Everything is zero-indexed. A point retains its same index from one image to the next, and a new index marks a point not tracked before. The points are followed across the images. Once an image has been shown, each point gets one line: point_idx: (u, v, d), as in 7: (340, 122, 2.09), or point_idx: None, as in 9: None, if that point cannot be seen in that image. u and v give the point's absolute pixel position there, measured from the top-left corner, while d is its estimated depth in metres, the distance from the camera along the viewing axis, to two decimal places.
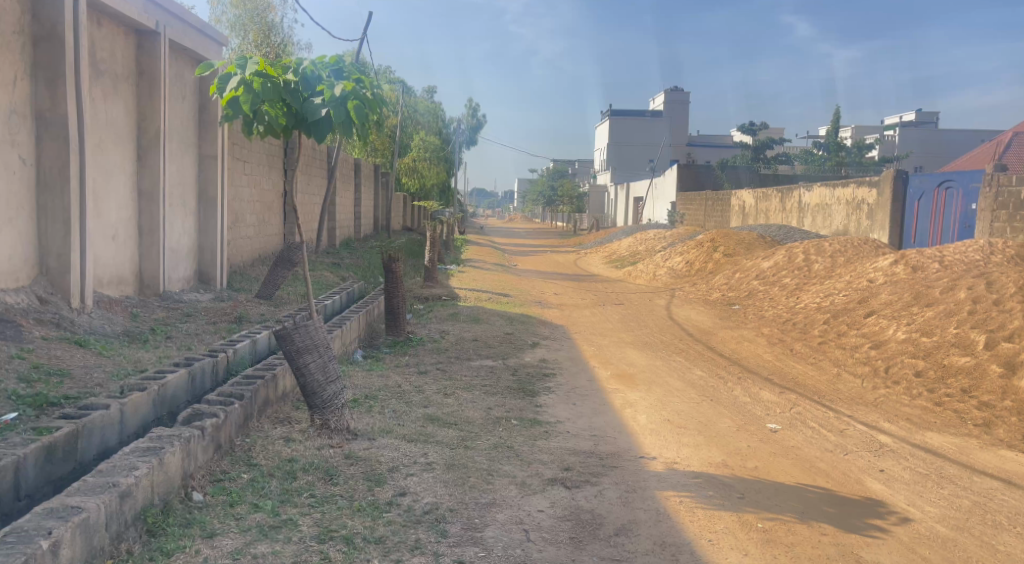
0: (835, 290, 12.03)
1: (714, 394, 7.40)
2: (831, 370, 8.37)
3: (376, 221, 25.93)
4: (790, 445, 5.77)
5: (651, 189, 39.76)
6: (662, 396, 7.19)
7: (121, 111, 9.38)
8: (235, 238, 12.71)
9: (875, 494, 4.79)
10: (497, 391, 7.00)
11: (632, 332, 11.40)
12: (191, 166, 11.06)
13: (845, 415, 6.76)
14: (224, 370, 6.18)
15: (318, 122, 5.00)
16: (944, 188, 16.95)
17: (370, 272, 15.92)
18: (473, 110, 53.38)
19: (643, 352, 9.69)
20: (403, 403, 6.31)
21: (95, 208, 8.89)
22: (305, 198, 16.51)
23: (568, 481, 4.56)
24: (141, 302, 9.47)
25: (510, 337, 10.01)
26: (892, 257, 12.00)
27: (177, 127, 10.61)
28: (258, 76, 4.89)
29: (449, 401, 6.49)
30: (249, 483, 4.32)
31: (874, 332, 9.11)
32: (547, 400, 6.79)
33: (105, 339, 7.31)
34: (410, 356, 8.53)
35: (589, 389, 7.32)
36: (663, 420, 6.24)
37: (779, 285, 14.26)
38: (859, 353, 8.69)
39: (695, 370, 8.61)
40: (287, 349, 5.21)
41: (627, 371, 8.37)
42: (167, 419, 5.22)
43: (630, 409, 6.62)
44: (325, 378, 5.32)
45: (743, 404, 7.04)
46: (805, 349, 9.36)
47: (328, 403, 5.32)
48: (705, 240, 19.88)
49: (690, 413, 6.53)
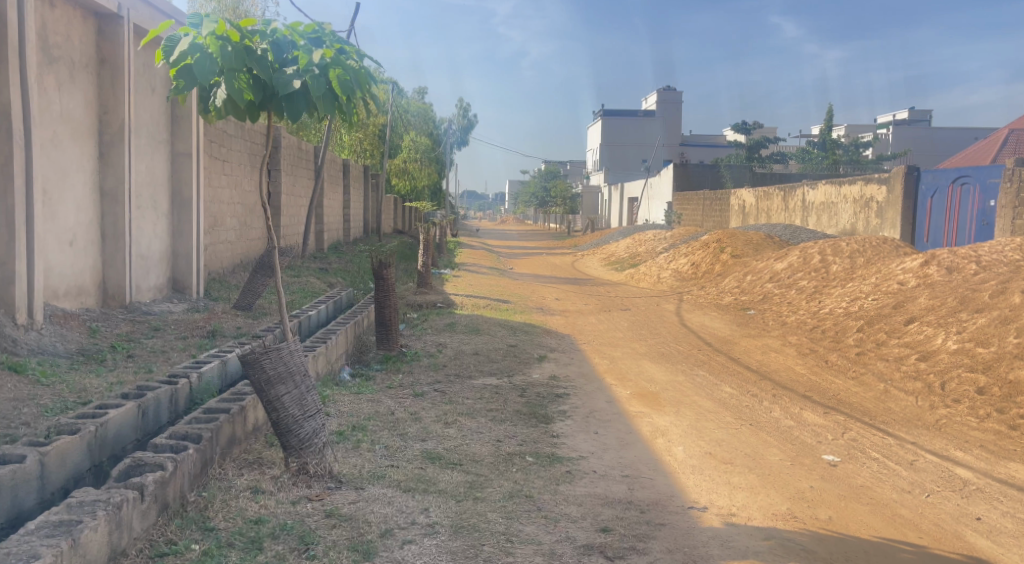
0: (861, 293, 11.13)
1: (752, 418, 6.46)
2: (876, 385, 7.45)
3: (367, 224, 24.97)
4: (860, 484, 4.83)
5: (646, 190, 38.81)
6: (695, 420, 6.24)
7: (79, 103, 8.42)
8: (213, 243, 11.76)
9: (984, 555, 3.88)
10: (506, 418, 6.04)
11: (645, 342, 10.46)
12: (163, 164, 10.09)
13: (908, 443, 5.86)
14: (183, 401, 5.28)
15: (291, 97, 4.10)
16: (959, 183, 16.20)
17: (359, 277, 14.97)
18: (463, 110, 52.36)
19: (662, 366, 8.76)
20: (397, 437, 5.38)
21: (48, 209, 7.90)
22: (290, 201, 15.52)
23: (609, 549, 3.63)
24: (104, 315, 8.51)
25: (514, 349, 9.07)
26: (922, 257, 11.12)
27: (145, 122, 9.63)
28: (217, 39, 3.89)
29: (451, 433, 5.55)
30: (200, 558, 3.39)
31: (919, 341, 8.19)
32: (563, 428, 5.86)
33: (52, 362, 6.36)
34: (404, 375, 7.57)
35: (610, 414, 6.36)
36: (704, 453, 5.29)
37: (795, 289, 13.39)
38: (907, 366, 7.74)
39: (723, 386, 7.70)
40: (256, 379, 4.35)
41: (649, 389, 7.43)
42: (107, 467, 4.33)
43: (662, 438, 5.67)
44: (301, 413, 4.44)
45: (788, 429, 6.13)
46: (841, 361, 8.44)
47: (305, 444, 4.43)
48: (711, 240, 18.97)
49: (732, 442, 5.59)
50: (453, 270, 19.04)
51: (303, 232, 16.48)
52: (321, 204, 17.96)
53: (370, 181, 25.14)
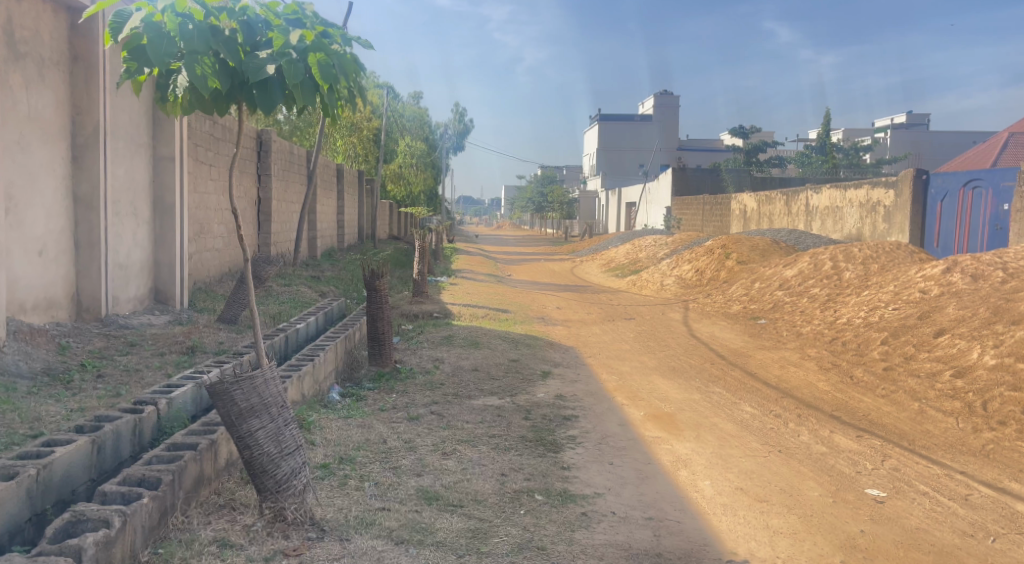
0: (880, 302, 10.56)
1: (781, 444, 5.88)
2: (910, 404, 6.88)
3: (361, 230, 24.35)
4: (915, 526, 4.27)
5: (645, 194, 38.25)
6: (719, 448, 5.66)
7: (49, 102, 7.81)
8: (199, 251, 11.16)
9: None
10: (511, 446, 5.45)
11: (654, 355, 9.86)
12: (143, 168, 9.50)
13: (956, 472, 5.30)
14: (149, 432, 4.70)
15: (264, 84, 3.51)
16: (970, 187, 15.69)
17: (353, 286, 14.38)
18: (460, 115, 51.75)
19: (674, 382, 8.18)
20: (390, 470, 4.79)
21: (14, 217, 7.30)
22: (281, 207, 14.92)
23: None
24: (75, 330, 7.91)
25: (516, 365, 8.48)
26: (943, 263, 10.55)
27: (124, 123, 9.03)
28: (175, 14, 3.33)
29: (450, 465, 4.96)
30: None
31: (953, 356, 7.62)
32: (575, 458, 5.27)
33: (9, 387, 5.76)
34: (398, 395, 6.98)
35: (624, 440, 5.78)
36: (735, 488, 4.72)
37: (807, 297, 12.83)
38: (942, 384, 7.17)
39: (743, 406, 7.12)
40: (224, 412, 3.78)
41: (663, 410, 6.84)
42: (51, 515, 3.79)
43: (685, 470, 5.09)
44: (278, 451, 3.86)
45: (823, 457, 5.56)
46: (867, 377, 7.86)
47: (282, 487, 3.85)
48: (715, 245, 18.40)
49: (764, 474, 5.02)
50: (449, 277, 18.44)
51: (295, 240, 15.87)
52: (313, 209, 17.36)
53: (364, 186, 24.54)
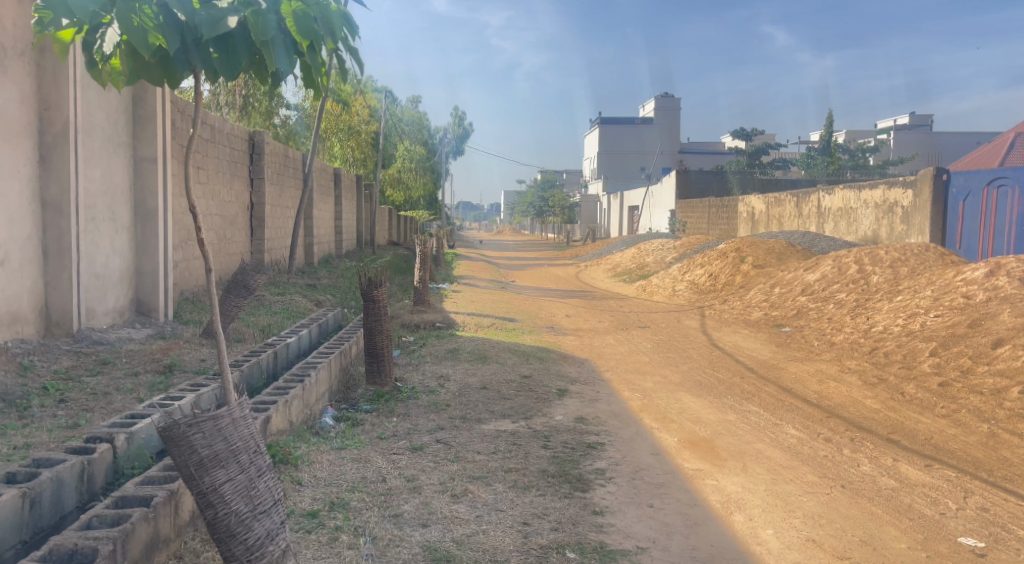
0: (918, 308, 9.78)
1: (843, 475, 5.11)
2: (979, 426, 6.12)
3: (359, 236, 23.55)
4: None
5: (648, 197, 37.45)
6: (772, 482, 4.88)
7: (12, 97, 6.94)
8: (186, 258, 10.37)
9: None
10: (531, 484, 4.67)
11: (677, 367, 9.08)
12: (122, 171, 8.69)
13: None
14: (101, 476, 3.91)
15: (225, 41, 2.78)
16: (995, 186, 14.80)
17: (350, 294, 13.60)
18: (460, 118, 50.95)
19: (704, 400, 7.38)
20: (391, 520, 4.00)
21: None
22: (273, 211, 14.09)
23: None
24: (42, 348, 7.09)
25: (530, 381, 7.70)
26: (986, 266, 9.78)
27: (99, 121, 8.20)
28: None
29: (461, 510, 4.18)
30: None
31: (1018, 370, 6.85)
32: (610, 498, 4.50)
33: None
34: (401, 419, 6.19)
35: (661, 474, 5.00)
36: (804, 539, 3.97)
37: (833, 302, 12.05)
38: (1010, 403, 6.41)
39: (788, 428, 6.32)
40: (179, 461, 3.00)
41: (699, 435, 6.05)
42: None
43: (740, 513, 4.32)
44: (250, 509, 3.08)
45: (894, 492, 4.79)
46: (921, 393, 7.08)
47: (254, 554, 3.06)
48: (728, 249, 17.60)
49: (836, 519, 4.24)
50: (450, 284, 17.67)
51: (289, 246, 15.08)
52: (309, 213, 16.55)
53: (362, 190, 23.75)
